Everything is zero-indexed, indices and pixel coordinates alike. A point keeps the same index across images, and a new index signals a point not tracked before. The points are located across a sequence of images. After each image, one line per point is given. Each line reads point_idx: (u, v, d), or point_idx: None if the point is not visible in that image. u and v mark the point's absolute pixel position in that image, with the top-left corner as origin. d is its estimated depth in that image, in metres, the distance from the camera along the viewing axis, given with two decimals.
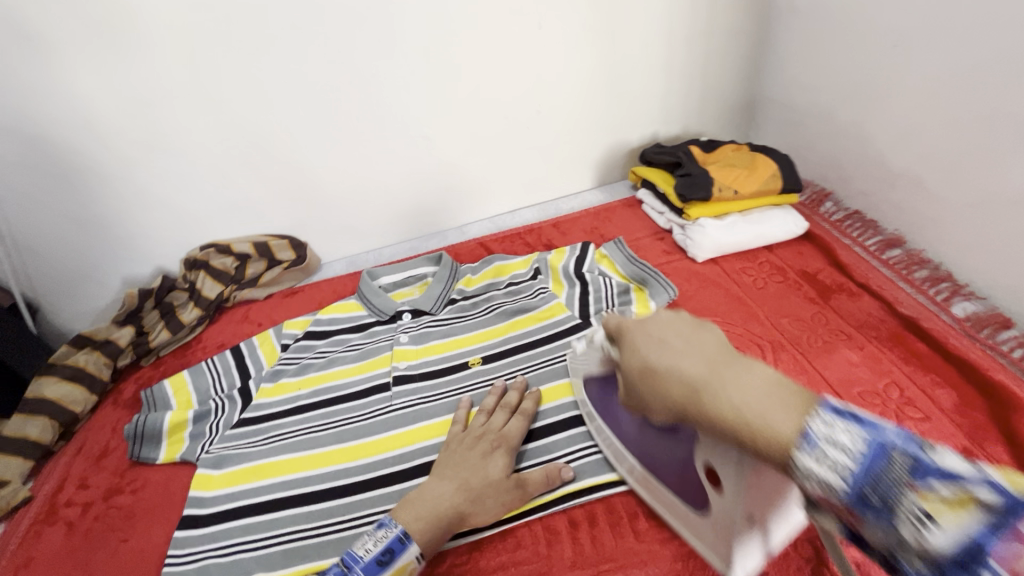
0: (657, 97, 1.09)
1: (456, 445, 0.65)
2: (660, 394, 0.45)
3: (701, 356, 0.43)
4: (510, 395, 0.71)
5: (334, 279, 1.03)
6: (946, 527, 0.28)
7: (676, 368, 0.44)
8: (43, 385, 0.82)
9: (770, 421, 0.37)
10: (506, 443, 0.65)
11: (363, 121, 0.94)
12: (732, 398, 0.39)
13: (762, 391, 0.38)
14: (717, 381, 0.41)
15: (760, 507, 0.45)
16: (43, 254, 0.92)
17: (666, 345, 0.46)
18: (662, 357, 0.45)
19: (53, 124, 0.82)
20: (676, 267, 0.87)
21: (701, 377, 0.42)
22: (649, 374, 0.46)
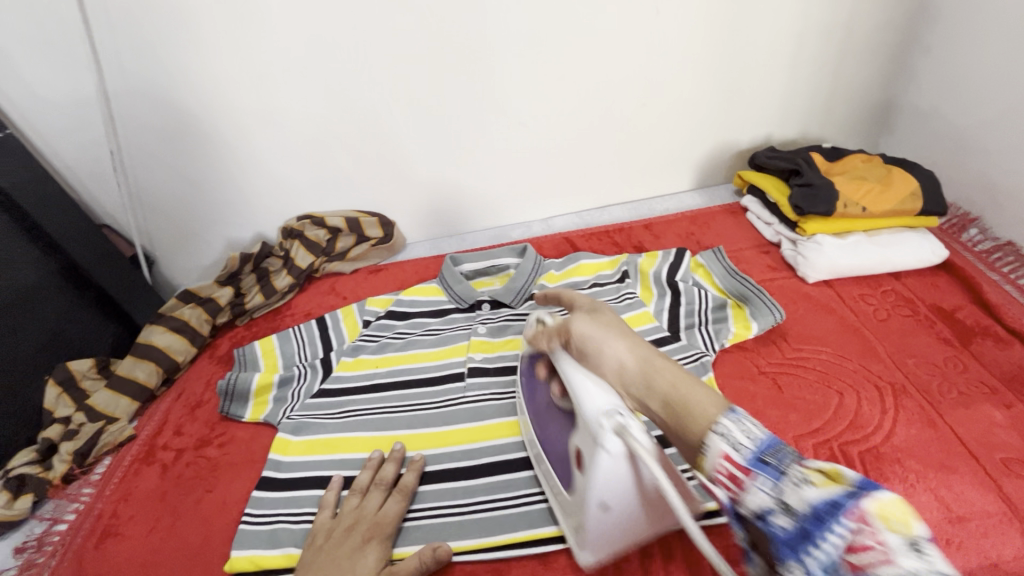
0: (777, 95, 0.99)
1: (328, 540, 0.58)
2: (608, 352, 0.52)
3: (643, 341, 0.53)
4: (386, 469, 0.65)
5: (417, 261, 1.04)
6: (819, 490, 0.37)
7: (617, 343, 0.52)
8: (152, 333, 0.88)
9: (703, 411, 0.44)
10: (379, 530, 0.59)
11: (464, 104, 0.92)
12: (665, 377, 0.48)
13: (686, 379, 0.47)
14: (653, 359, 0.50)
15: (608, 489, 0.49)
16: (161, 212, 0.99)
17: (613, 324, 0.55)
18: (610, 332, 0.53)
19: (175, 91, 0.86)
20: (782, 286, 0.79)
21: (645, 356, 0.50)
22: (597, 334, 0.53)
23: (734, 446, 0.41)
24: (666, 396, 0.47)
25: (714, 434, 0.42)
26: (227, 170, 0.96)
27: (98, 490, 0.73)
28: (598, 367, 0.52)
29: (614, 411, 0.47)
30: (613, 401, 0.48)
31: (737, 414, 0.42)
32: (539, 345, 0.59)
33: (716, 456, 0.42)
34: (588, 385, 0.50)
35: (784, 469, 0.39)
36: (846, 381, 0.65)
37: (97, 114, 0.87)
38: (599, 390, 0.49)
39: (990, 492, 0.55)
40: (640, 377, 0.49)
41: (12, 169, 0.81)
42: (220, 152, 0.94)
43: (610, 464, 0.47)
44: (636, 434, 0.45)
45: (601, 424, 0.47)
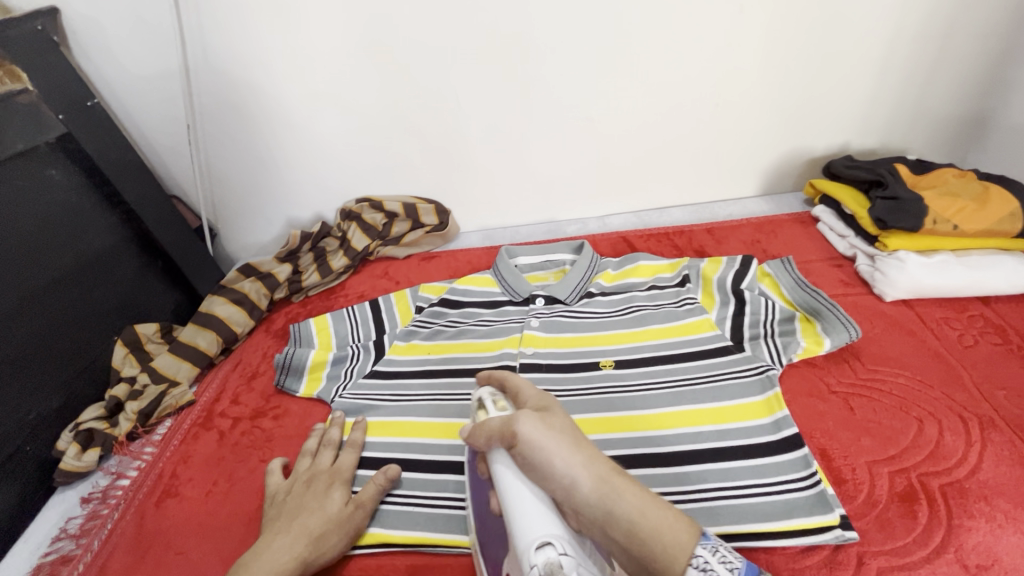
0: (860, 102, 0.94)
1: (291, 497, 0.62)
2: (557, 467, 0.45)
3: (597, 452, 0.47)
4: (330, 433, 0.70)
5: (470, 251, 1.03)
6: None
7: (566, 453, 0.45)
8: (214, 303, 0.91)
9: (663, 538, 0.43)
10: (345, 474, 0.65)
11: (531, 95, 0.91)
12: (625, 506, 0.44)
13: (648, 501, 0.44)
14: (616, 489, 0.44)
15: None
16: (228, 187, 1.02)
17: (564, 429, 0.48)
18: (562, 440, 0.46)
19: (250, 68, 0.88)
20: (856, 303, 0.75)
21: (601, 476, 0.45)
22: (540, 440, 0.46)
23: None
24: (630, 529, 0.43)
25: (695, 568, 0.42)
26: (292, 150, 0.98)
27: (160, 450, 0.75)
28: (547, 484, 0.45)
29: (548, 542, 0.43)
30: (554, 531, 0.44)
31: (710, 544, 0.44)
32: (476, 442, 0.50)
33: None
34: (533, 516, 0.45)
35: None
36: (925, 408, 0.61)
37: (177, 87, 0.90)
38: (547, 522, 0.44)
39: None
40: (595, 503, 0.44)
41: (96, 137, 0.85)
42: (287, 131, 0.95)
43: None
44: (568, 573, 0.42)
45: (532, 563, 0.43)
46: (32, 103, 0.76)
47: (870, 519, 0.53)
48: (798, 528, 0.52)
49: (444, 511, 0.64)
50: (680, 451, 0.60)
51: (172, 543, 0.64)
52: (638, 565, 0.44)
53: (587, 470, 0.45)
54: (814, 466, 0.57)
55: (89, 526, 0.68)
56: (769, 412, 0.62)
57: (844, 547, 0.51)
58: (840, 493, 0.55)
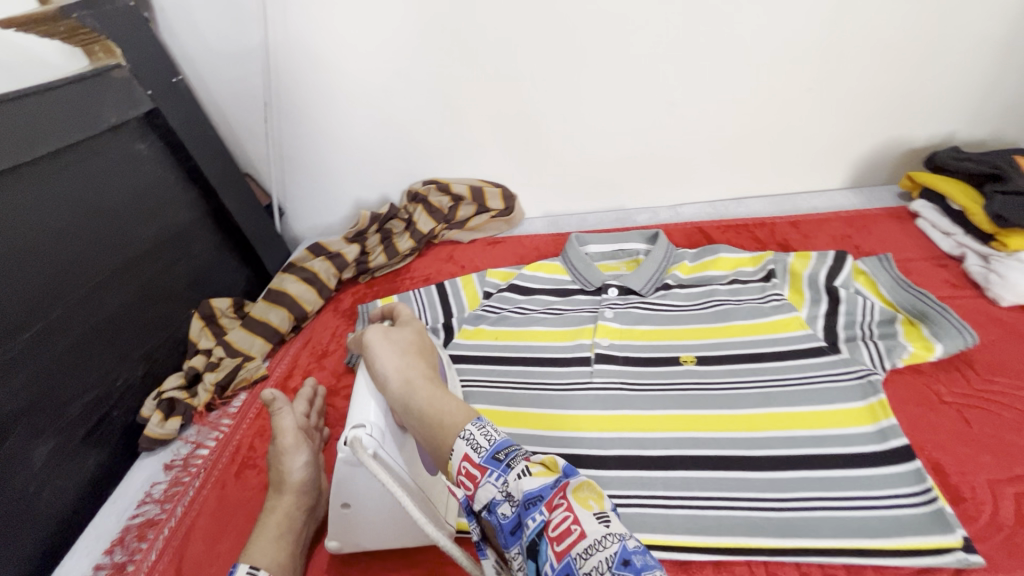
0: (974, 89, 0.86)
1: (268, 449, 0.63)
2: (379, 368, 0.54)
3: (422, 364, 0.54)
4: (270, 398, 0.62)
5: (535, 237, 1.01)
6: (532, 476, 0.40)
7: (391, 359, 0.54)
8: (285, 281, 0.93)
9: (443, 417, 0.48)
10: (291, 427, 0.62)
11: (611, 76, 0.87)
12: (419, 398, 0.51)
13: (440, 396, 0.51)
14: (416, 379, 0.53)
15: (350, 489, 0.54)
16: (299, 166, 1.03)
17: (405, 343, 0.57)
18: (393, 351, 0.55)
19: (330, 46, 0.87)
20: (966, 306, 0.69)
21: (405, 378, 0.52)
22: (376, 350, 0.56)
23: (474, 447, 0.43)
24: (418, 412, 0.50)
25: (460, 438, 0.45)
26: (362, 130, 0.97)
27: (236, 421, 0.77)
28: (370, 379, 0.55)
29: (361, 425, 0.51)
30: (369, 417, 0.52)
31: (480, 422, 0.45)
32: (358, 350, 0.65)
33: (458, 458, 0.44)
34: (363, 400, 0.54)
35: (512, 463, 0.41)
36: None
37: (256, 65, 0.90)
38: (370, 410, 0.52)
39: None
40: (398, 397, 0.52)
41: (180, 113, 0.86)
42: (358, 110, 0.95)
43: (347, 468, 0.52)
44: (368, 446, 0.49)
45: (344, 435, 0.50)
46: (124, 78, 0.78)
47: (995, 543, 0.48)
48: (913, 547, 0.49)
49: None
50: (776, 455, 0.56)
51: (252, 514, 0.66)
52: (422, 442, 0.49)
53: (400, 373, 0.53)
54: (929, 482, 0.52)
55: (173, 492, 0.70)
56: (874, 420, 0.58)
57: (966, 572, 0.47)
58: (959, 512, 0.51)
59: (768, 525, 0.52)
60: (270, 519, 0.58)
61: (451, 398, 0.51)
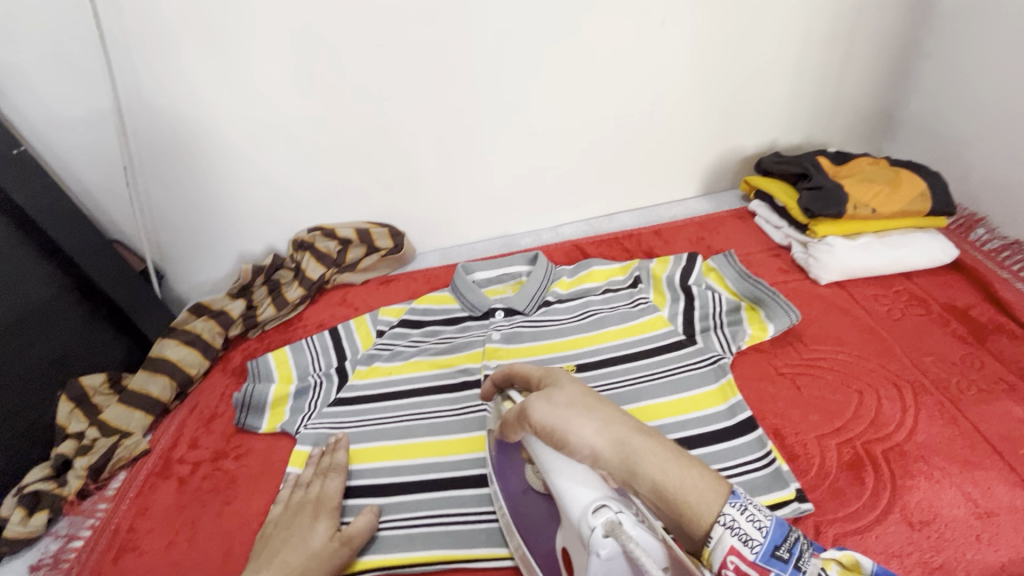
0: (782, 102, 1.00)
1: (284, 519, 0.61)
2: (575, 436, 0.43)
3: (614, 411, 0.44)
4: (324, 457, 0.68)
5: (428, 270, 1.04)
6: (842, 570, 0.40)
7: (584, 420, 0.43)
8: (165, 346, 0.88)
9: (687, 497, 0.40)
10: (334, 494, 0.64)
11: (473, 114, 0.94)
12: (648, 466, 0.41)
13: (680, 469, 0.41)
14: (633, 439, 0.42)
15: None
16: (173, 226, 0.99)
17: (576, 399, 0.45)
18: (576, 414, 0.44)
19: (190, 105, 0.87)
20: (794, 288, 0.80)
21: (617, 441, 0.42)
22: (561, 421, 0.44)
23: (742, 539, 0.39)
24: (655, 484, 0.40)
25: (720, 526, 0.39)
26: (238, 185, 0.97)
27: (115, 504, 0.72)
28: (573, 457, 0.44)
29: (603, 504, 0.42)
30: (603, 494, 0.43)
31: (742, 499, 0.40)
32: (509, 433, 0.52)
33: (722, 552, 0.39)
34: (574, 485, 0.44)
35: (799, 562, 0.39)
36: (865, 380, 0.65)
37: (111, 129, 0.87)
38: (586, 491, 0.43)
39: (1017, 487, 0.54)
40: (620, 467, 0.41)
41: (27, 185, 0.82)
42: (231, 164, 0.94)
43: (602, 567, 0.42)
44: (628, 529, 0.40)
45: (592, 525, 0.41)
46: None
47: (823, 490, 0.56)
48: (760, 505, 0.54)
49: (420, 529, 0.63)
50: None
51: None
52: (679, 532, 0.42)
53: (603, 435, 0.43)
54: (768, 446, 0.59)
55: None
56: (725, 399, 0.65)
57: (802, 520, 0.54)
58: (794, 468, 0.58)
59: None
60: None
61: (681, 468, 0.41)
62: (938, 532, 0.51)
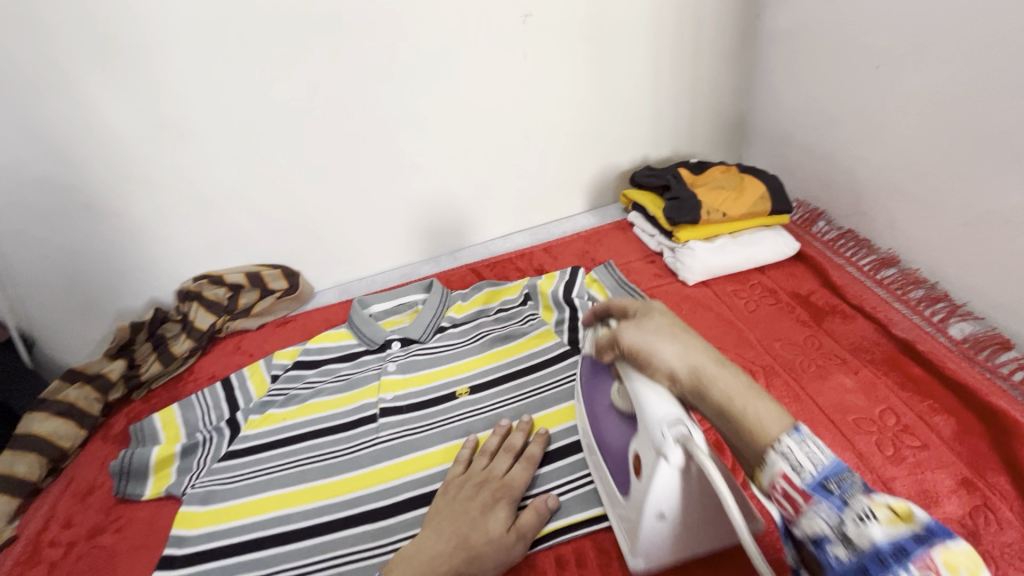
0: (647, 121, 1.09)
1: (461, 494, 0.61)
2: (660, 357, 0.51)
3: (696, 342, 0.51)
4: (515, 437, 0.67)
5: (325, 308, 1.03)
6: (881, 525, 0.37)
7: (668, 345, 0.51)
8: (32, 421, 0.81)
9: (763, 423, 0.44)
10: (521, 479, 0.63)
11: (352, 151, 0.95)
12: (720, 387, 0.48)
13: (753, 395, 0.47)
14: (709, 364, 0.49)
15: (666, 498, 0.50)
16: (38, 289, 0.92)
17: (661, 327, 0.54)
18: (664, 334, 0.52)
19: (42, 159, 0.83)
20: (667, 291, 0.86)
21: (693, 361, 0.50)
22: (647, 342, 0.52)
23: (793, 466, 0.41)
24: (723, 403, 0.47)
25: (777, 453, 0.42)
26: (108, 240, 0.92)
27: None
28: (653, 376, 0.51)
29: (679, 420, 0.47)
30: (678, 410, 0.47)
31: (798, 436, 0.43)
32: (602, 358, 0.58)
33: (774, 474, 0.42)
34: (654, 395, 0.49)
35: (848, 499, 0.39)
36: None
37: None
38: (663, 403, 0.48)
39: (847, 451, 0.61)
40: (693, 384, 0.49)
41: None
42: (101, 220, 0.90)
43: (668, 474, 0.48)
44: (700, 444, 0.45)
45: (666, 435, 0.46)
46: None
47: None
48: None
49: (311, 575, 0.61)
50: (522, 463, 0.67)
51: None
52: (737, 445, 0.46)
53: (683, 358, 0.50)
54: None
55: None
56: None
57: None
58: None
59: None
60: (447, 562, 0.54)
61: (760, 399, 0.47)
62: None
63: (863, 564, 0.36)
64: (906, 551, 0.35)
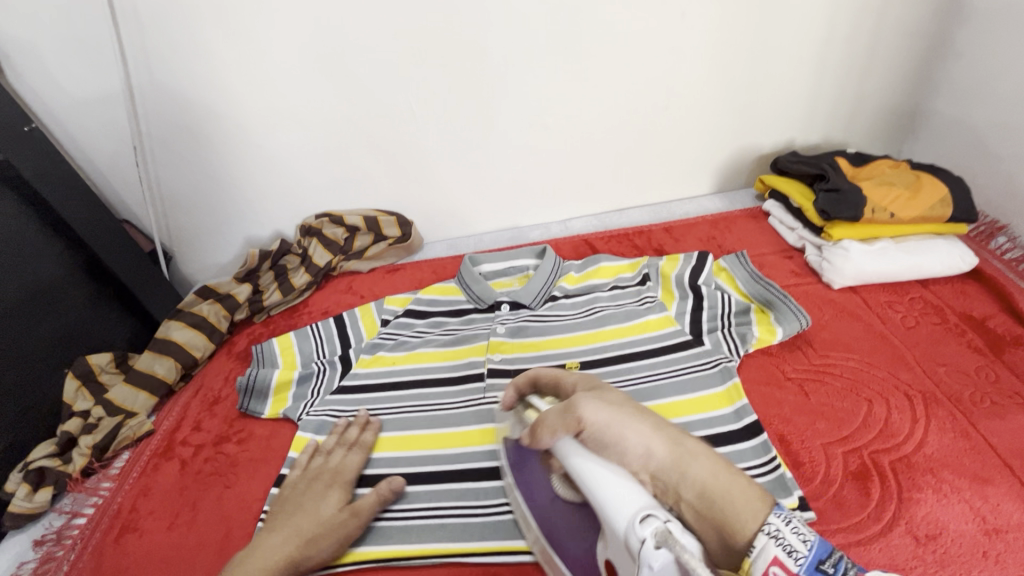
0: (802, 100, 0.98)
1: (293, 491, 0.63)
2: (631, 439, 0.46)
3: (664, 422, 0.49)
4: (349, 431, 0.70)
5: (435, 260, 1.03)
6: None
7: (637, 428, 0.47)
8: (171, 328, 0.88)
9: (742, 518, 0.43)
10: (353, 469, 0.66)
11: (487, 104, 0.92)
12: (699, 468, 0.46)
13: (729, 479, 0.45)
14: (684, 443, 0.47)
15: (619, 554, 0.45)
16: (181, 209, 0.99)
17: (625, 404, 0.49)
18: (629, 416, 0.48)
19: (197, 84, 0.86)
20: (806, 292, 0.78)
21: (671, 440, 0.47)
22: (615, 420, 0.47)
23: (787, 551, 0.40)
24: (704, 487, 0.45)
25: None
26: (246, 169, 0.96)
27: (117, 484, 0.73)
28: (621, 461, 0.46)
29: (650, 513, 0.41)
30: (648, 500, 0.42)
31: (781, 516, 0.42)
32: (540, 442, 0.49)
33: (765, 563, 0.41)
34: (618, 486, 0.44)
35: (844, 571, 0.38)
36: (875, 389, 0.64)
37: (120, 109, 0.87)
38: (632, 496, 0.42)
39: None
40: (671, 469, 0.46)
41: (37, 166, 0.80)
42: (241, 149, 0.94)
43: None
44: (676, 532, 0.40)
45: (637, 531, 0.40)
46: None
47: (826, 499, 0.55)
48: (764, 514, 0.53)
49: (418, 521, 0.63)
50: None
51: None
52: (713, 543, 0.44)
53: (659, 439, 0.47)
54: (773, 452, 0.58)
55: (44, 570, 0.65)
56: (728, 402, 0.64)
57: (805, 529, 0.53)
58: (797, 476, 0.57)
59: None
60: (281, 544, 0.56)
61: (730, 473, 0.46)
62: (944, 547, 0.50)
63: None
64: None
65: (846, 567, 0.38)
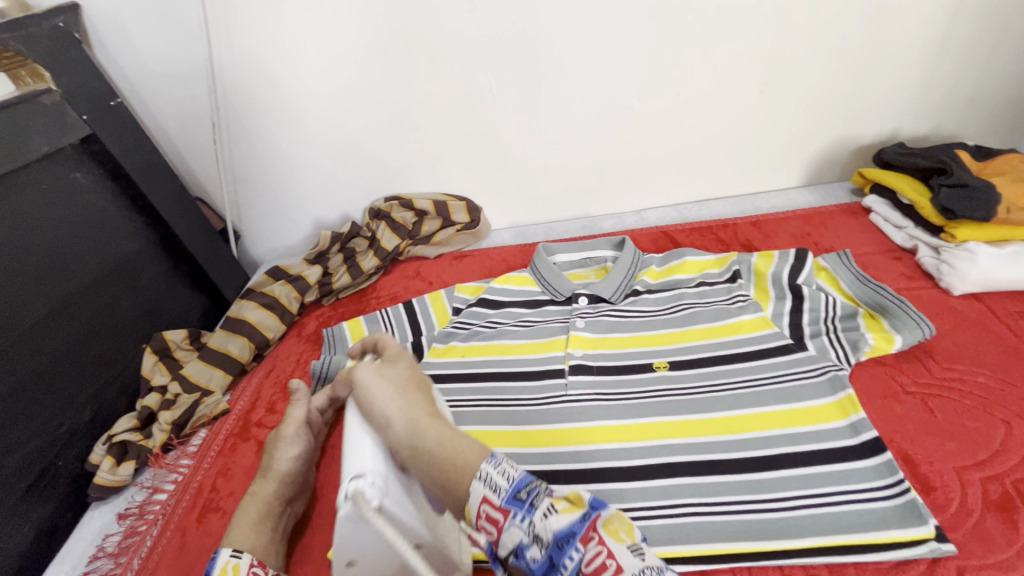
0: (915, 87, 0.90)
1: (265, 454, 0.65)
2: (377, 408, 0.48)
3: (422, 400, 0.50)
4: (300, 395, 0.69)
5: (504, 248, 1.00)
6: (559, 515, 0.37)
7: (389, 397, 0.49)
8: (243, 308, 0.88)
9: (453, 456, 0.42)
10: (297, 417, 0.64)
11: (572, 86, 0.87)
12: (428, 437, 0.45)
13: (452, 436, 0.45)
14: (424, 417, 0.47)
15: (356, 547, 0.46)
16: (253, 188, 0.98)
17: (399, 378, 0.52)
18: (389, 388, 0.50)
19: (279, 60, 0.84)
20: (922, 297, 0.73)
21: (410, 415, 0.47)
22: (372, 387, 0.50)
23: (493, 488, 0.39)
24: (427, 452, 0.44)
25: (476, 479, 0.40)
26: (320, 148, 0.94)
27: (196, 462, 0.73)
28: (370, 423, 0.49)
29: (360, 474, 0.45)
30: (369, 464, 0.45)
31: (496, 459, 0.41)
32: None
33: (477, 503, 0.39)
34: (355, 446, 0.47)
35: (536, 502, 0.38)
36: (1012, 409, 0.59)
37: (201, 86, 0.86)
38: (365, 455, 0.46)
39: None
40: (402, 436, 0.46)
41: (119, 139, 0.80)
42: (317, 127, 0.92)
43: (349, 528, 0.44)
44: (371, 500, 0.43)
45: (342, 488, 0.44)
46: (55, 103, 0.72)
47: (966, 531, 0.51)
48: (891, 541, 0.50)
49: None
50: (751, 458, 0.58)
51: None
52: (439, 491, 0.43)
53: (402, 412, 0.47)
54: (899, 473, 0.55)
55: (128, 544, 0.66)
56: (843, 414, 0.60)
57: (941, 560, 0.50)
58: (931, 502, 0.53)
59: (757, 529, 0.53)
60: (249, 504, 0.58)
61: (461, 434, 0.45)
62: None
63: (551, 556, 0.36)
64: (573, 524, 0.36)
65: (539, 493, 0.39)
